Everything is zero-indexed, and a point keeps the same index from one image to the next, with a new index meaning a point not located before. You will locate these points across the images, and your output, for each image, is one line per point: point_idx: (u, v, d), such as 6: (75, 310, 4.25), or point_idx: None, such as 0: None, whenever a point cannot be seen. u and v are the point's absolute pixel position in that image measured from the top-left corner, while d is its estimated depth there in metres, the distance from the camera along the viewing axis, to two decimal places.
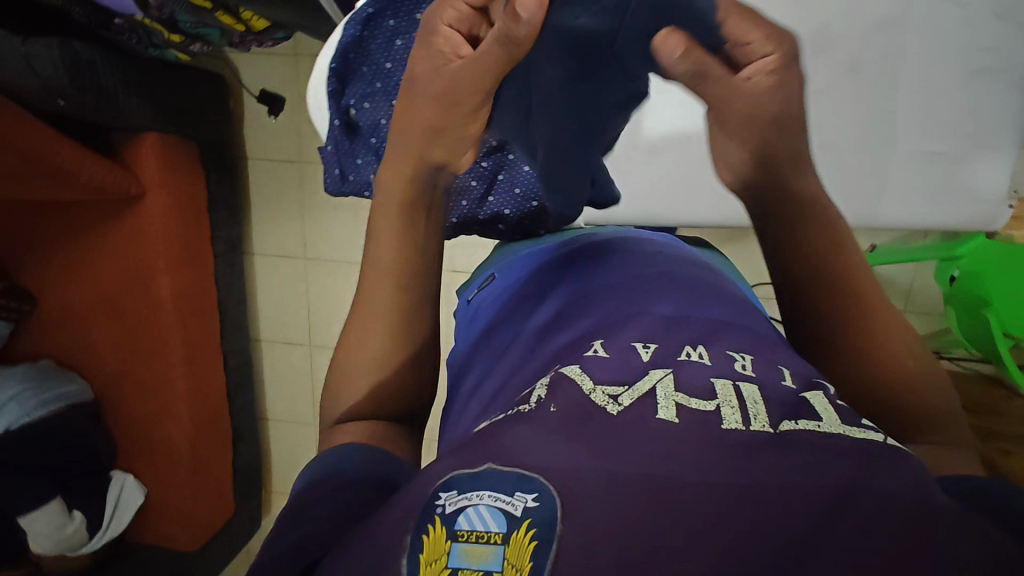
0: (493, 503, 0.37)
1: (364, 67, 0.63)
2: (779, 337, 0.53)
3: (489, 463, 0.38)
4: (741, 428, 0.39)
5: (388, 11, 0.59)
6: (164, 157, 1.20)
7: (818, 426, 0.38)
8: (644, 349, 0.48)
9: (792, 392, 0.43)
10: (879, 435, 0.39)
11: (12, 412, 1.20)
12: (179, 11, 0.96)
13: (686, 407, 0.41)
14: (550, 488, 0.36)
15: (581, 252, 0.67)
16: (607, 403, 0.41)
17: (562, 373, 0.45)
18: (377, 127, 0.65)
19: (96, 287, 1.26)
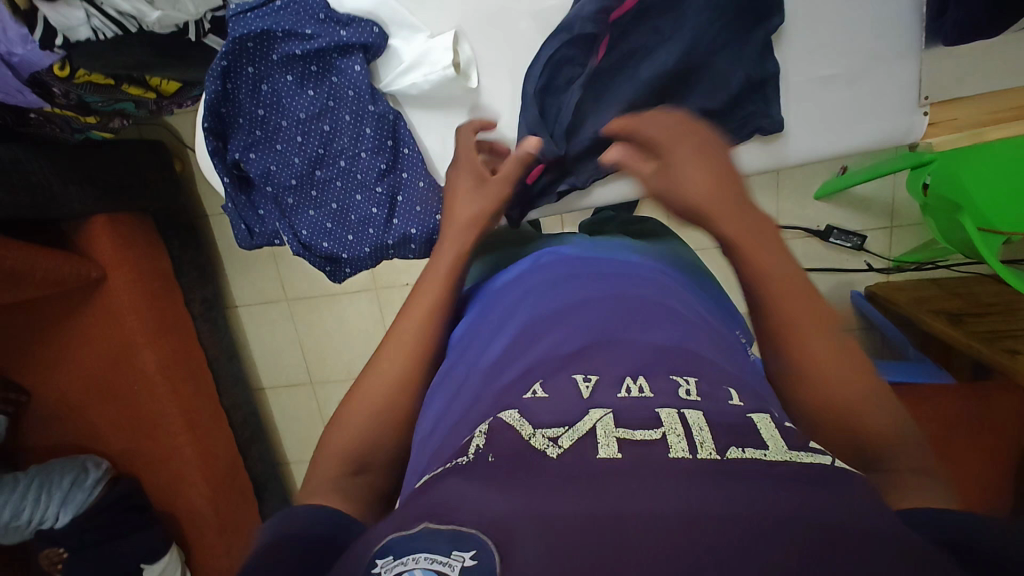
0: (430, 567, 0.31)
1: (240, 119, 0.66)
2: (683, 314, 0.52)
3: (426, 521, 0.33)
4: (687, 458, 0.35)
5: (244, 60, 0.64)
6: (117, 238, 1.22)
7: (765, 456, 0.34)
8: (585, 383, 0.43)
9: (738, 412, 0.39)
10: (827, 458, 0.36)
11: (73, 499, 1.25)
12: (86, 94, 0.96)
13: (629, 440, 0.36)
14: (489, 545, 0.31)
15: (531, 274, 0.62)
16: (546, 446, 0.36)
17: (500, 420, 0.40)
18: (268, 175, 0.68)
19: (84, 374, 1.28)
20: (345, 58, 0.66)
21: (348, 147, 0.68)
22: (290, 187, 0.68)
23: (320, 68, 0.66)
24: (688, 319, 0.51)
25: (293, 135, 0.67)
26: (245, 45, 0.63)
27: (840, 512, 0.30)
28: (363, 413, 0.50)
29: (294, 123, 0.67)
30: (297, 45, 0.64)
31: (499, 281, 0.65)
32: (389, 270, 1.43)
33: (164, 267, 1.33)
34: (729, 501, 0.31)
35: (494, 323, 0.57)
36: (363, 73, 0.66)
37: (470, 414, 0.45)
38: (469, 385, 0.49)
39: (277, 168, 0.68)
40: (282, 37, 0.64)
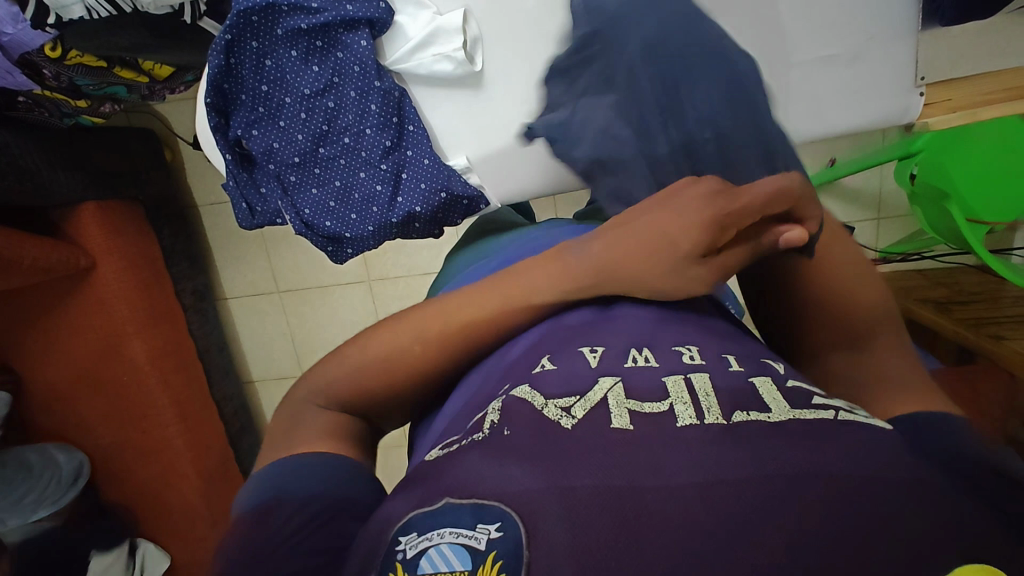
0: (455, 540, 0.32)
1: (243, 95, 0.66)
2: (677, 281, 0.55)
3: (446, 497, 0.34)
4: (696, 425, 0.35)
5: (248, 34, 0.63)
6: (104, 222, 1.20)
7: (769, 418, 0.35)
8: (592, 353, 0.43)
9: (740, 378, 0.40)
10: (829, 411, 0.36)
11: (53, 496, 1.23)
12: (78, 76, 0.95)
13: (638, 412, 0.36)
14: (512, 515, 0.32)
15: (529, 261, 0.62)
16: (561, 416, 0.37)
17: (512, 396, 0.40)
18: (270, 153, 0.68)
19: (73, 364, 1.25)
20: (351, 34, 0.66)
21: (353, 124, 0.68)
22: (293, 164, 0.68)
23: (325, 44, 0.66)
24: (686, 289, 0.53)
25: (296, 112, 0.67)
26: (250, 19, 0.63)
27: (855, 472, 0.31)
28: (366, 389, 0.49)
29: (298, 99, 0.66)
30: (303, 19, 0.64)
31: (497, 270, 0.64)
32: (382, 265, 1.43)
33: (152, 253, 1.30)
34: (735, 468, 0.32)
35: None
36: (369, 49, 0.66)
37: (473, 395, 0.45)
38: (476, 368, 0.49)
39: (280, 146, 0.67)
40: (287, 11, 0.64)
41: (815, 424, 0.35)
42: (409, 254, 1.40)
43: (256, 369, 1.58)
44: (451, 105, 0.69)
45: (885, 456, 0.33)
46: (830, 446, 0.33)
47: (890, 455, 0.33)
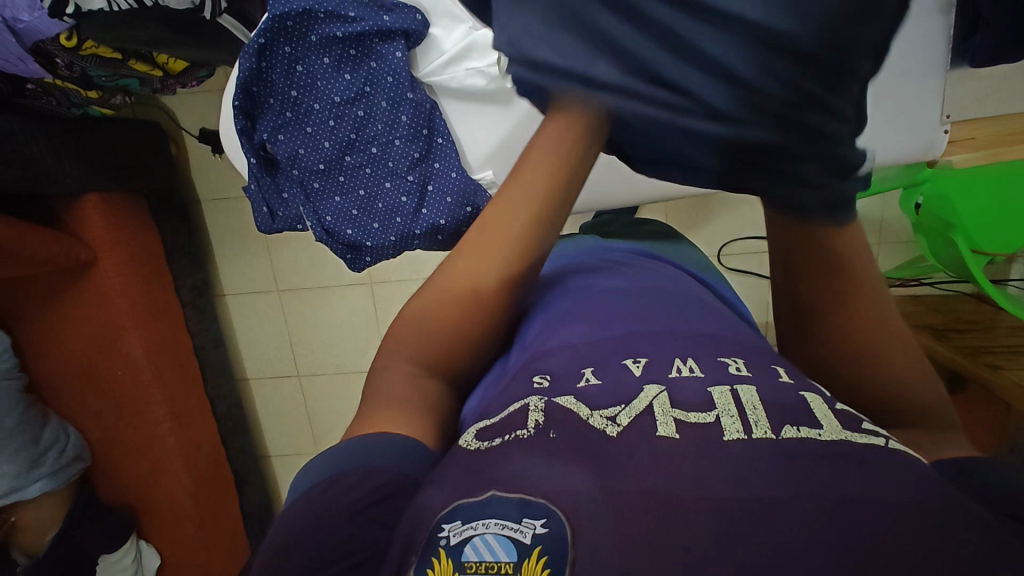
0: (500, 532, 0.32)
1: (271, 99, 0.66)
2: (710, 302, 0.56)
3: (492, 489, 0.34)
4: (743, 440, 0.35)
5: (281, 39, 0.63)
6: (110, 217, 1.18)
7: (822, 436, 0.35)
8: (635, 363, 0.44)
9: (791, 393, 0.40)
10: (880, 438, 0.36)
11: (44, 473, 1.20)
12: (90, 67, 0.93)
13: (685, 421, 0.37)
14: (557, 513, 0.32)
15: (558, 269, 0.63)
16: (606, 425, 0.37)
17: (557, 402, 0.40)
18: (295, 158, 0.67)
19: (68, 355, 1.23)
20: (386, 45, 0.65)
21: (382, 134, 0.67)
22: (317, 171, 0.68)
23: (359, 53, 0.65)
24: (723, 312, 0.54)
25: (324, 119, 0.66)
26: (284, 25, 0.62)
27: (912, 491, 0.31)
28: None
29: (328, 106, 0.66)
30: (339, 27, 0.63)
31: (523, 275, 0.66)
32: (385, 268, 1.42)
33: (155, 248, 1.29)
34: (786, 481, 0.31)
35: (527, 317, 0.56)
36: (404, 59, 0.65)
37: (509, 391, 0.44)
38: (512, 367, 0.49)
39: (305, 152, 0.67)
40: (323, 18, 0.62)
41: (866, 447, 0.34)
42: (413, 258, 1.40)
43: (251, 366, 1.56)
44: (484, 124, 0.68)
45: (939, 482, 0.32)
46: (885, 470, 0.32)
47: (937, 479, 0.33)
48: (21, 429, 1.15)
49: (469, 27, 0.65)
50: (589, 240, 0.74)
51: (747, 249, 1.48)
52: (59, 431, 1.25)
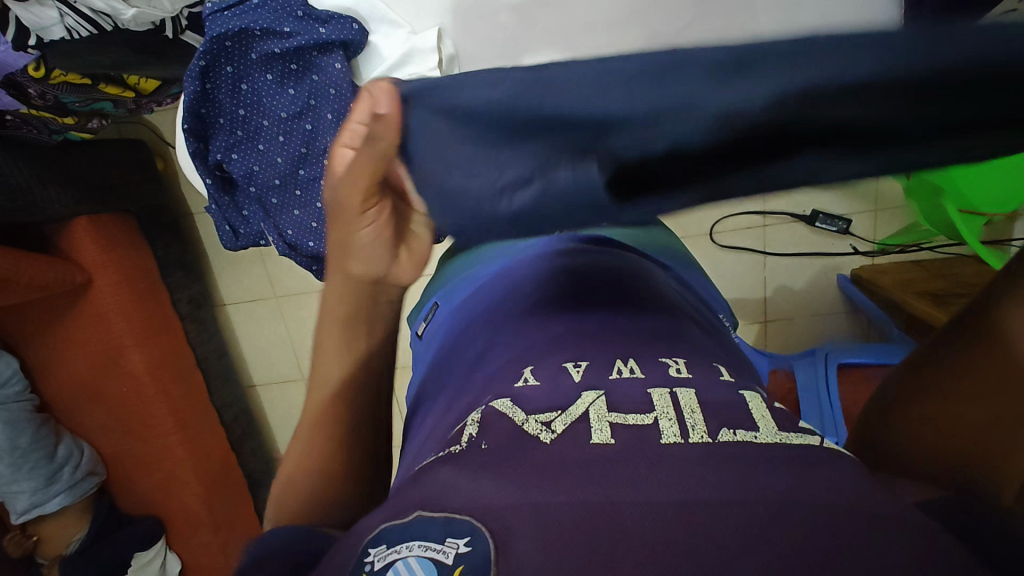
0: (423, 553, 0.33)
1: (221, 119, 0.68)
2: (652, 293, 0.59)
3: (419, 510, 0.35)
4: (680, 443, 0.36)
5: (222, 59, 0.65)
6: (100, 238, 1.20)
7: (757, 439, 0.36)
8: (575, 368, 0.46)
9: (734, 395, 0.42)
10: (815, 439, 0.38)
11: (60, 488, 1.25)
12: (62, 94, 0.95)
13: (621, 425, 0.38)
14: (482, 530, 0.33)
15: (515, 270, 0.66)
16: (540, 432, 0.38)
17: (492, 408, 0.42)
18: (251, 176, 0.70)
19: (75, 375, 1.27)
20: (325, 56, 0.66)
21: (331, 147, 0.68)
22: (274, 186, 0.70)
23: (300, 67, 0.67)
24: (663, 304, 0.57)
25: (274, 134, 0.68)
26: (224, 45, 0.64)
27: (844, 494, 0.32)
28: None
29: (275, 122, 0.68)
30: (276, 43, 0.65)
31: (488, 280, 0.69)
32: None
33: (149, 266, 1.32)
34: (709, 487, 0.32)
35: (490, 325, 0.59)
36: (343, 69, 0.65)
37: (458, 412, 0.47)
38: (471, 374, 0.53)
39: (260, 169, 0.70)
40: (259, 35, 0.65)
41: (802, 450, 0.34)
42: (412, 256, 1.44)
43: (257, 373, 1.59)
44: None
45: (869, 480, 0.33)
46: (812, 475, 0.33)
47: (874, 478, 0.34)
48: (34, 446, 1.20)
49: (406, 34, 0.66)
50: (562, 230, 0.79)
51: (741, 226, 1.49)
52: (72, 447, 1.29)
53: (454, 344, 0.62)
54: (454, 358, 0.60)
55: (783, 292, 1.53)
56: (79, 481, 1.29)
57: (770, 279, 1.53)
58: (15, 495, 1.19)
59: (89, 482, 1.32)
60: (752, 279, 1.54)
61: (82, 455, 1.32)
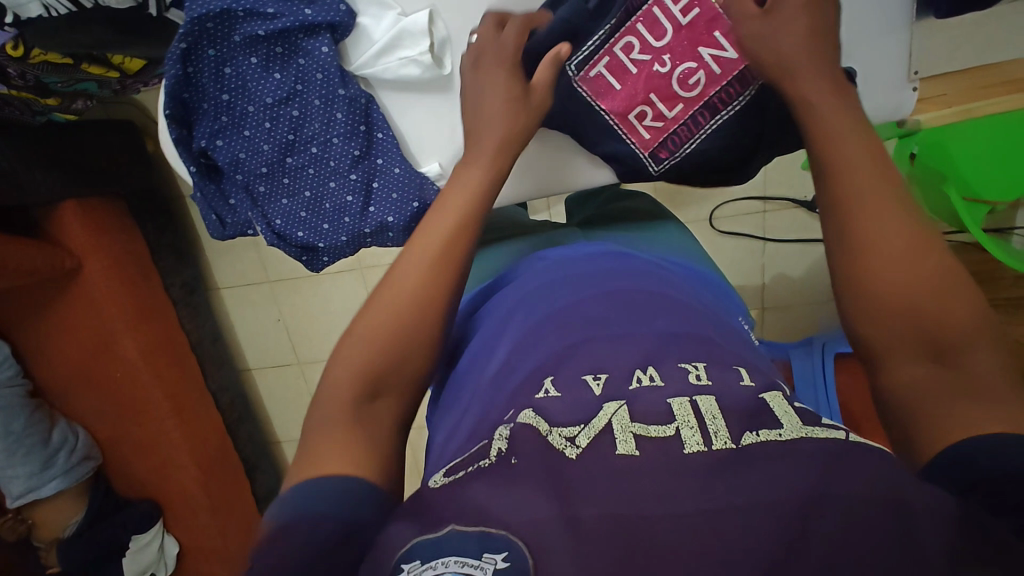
0: (459, 570, 0.35)
1: (204, 104, 0.66)
2: (660, 296, 0.58)
3: (452, 524, 0.37)
4: (704, 451, 0.39)
5: (204, 42, 0.63)
6: (88, 221, 1.18)
7: (781, 437, 0.39)
8: (595, 380, 0.47)
9: (752, 396, 0.44)
10: (840, 433, 0.40)
11: (55, 473, 1.24)
12: (43, 74, 0.92)
13: (645, 437, 0.40)
14: (518, 545, 0.35)
15: (526, 281, 0.66)
16: (565, 447, 0.40)
17: (520, 422, 0.43)
18: (237, 163, 0.68)
19: (71, 362, 1.25)
20: (311, 39, 0.65)
21: (319, 134, 0.68)
22: (260, 174, 0.68)
23: (285, 50, 0.66)
24: (668, 301, 0.57)
25: (260, 121, 0.67)
26: (205, 27, 0.62)
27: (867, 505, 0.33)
28: (376, 368, 0.48)
29: (261, 108, 0.66)
30: (260, 25, 0.63)
31: (500, 291, 0.68)
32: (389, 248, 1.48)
33: (140, 250, 1.29)
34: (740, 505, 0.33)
35: (506, 338, 0.58)
36: (331, 54, 0.65)
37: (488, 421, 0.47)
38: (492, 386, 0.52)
39: (246, 156, 0.68)
40: (242, 17, 0.63)
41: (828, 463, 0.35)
42: None
43: (252, 357, 1.58)
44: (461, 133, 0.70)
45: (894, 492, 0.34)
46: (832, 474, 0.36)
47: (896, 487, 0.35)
48: (28, 433, 1.19)
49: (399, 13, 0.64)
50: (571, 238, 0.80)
51: (741, 212, 1.48)
52: (66, 432, 1.27)
53: (471, 358, 0.61)
54: (471, 368, 0.58)
55: (780, 279, 1.52)
56: (75, 465, 1.28)
57: (769, 265, 1.52)
58: (10, 479, 1.17)
59: (84, 466, 1.31)
60: (751, 265, 1.52)
61: (77, 440, 1.31)
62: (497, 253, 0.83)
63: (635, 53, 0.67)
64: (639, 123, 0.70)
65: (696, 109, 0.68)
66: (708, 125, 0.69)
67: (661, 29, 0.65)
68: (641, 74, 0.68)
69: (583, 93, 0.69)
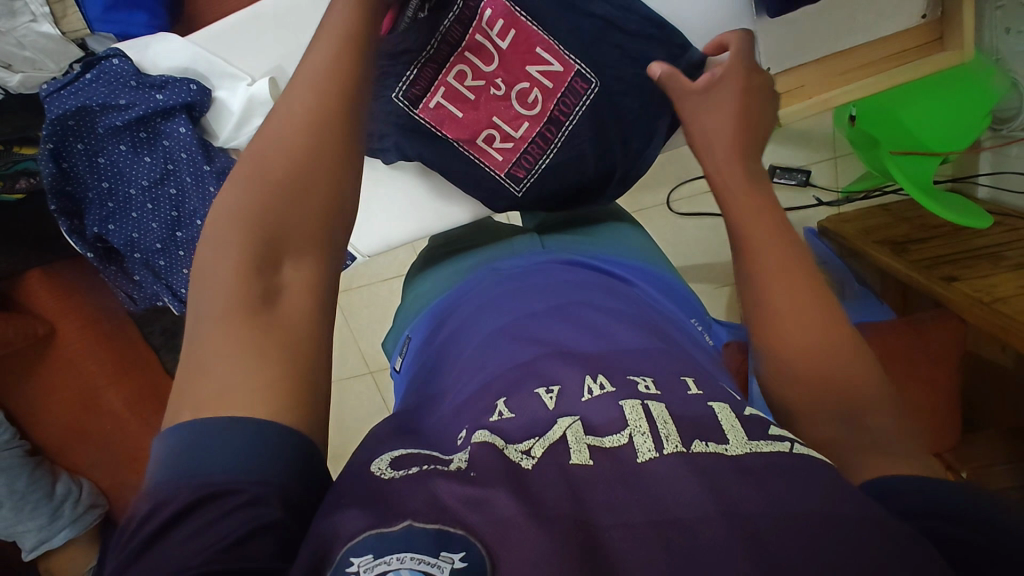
0: (416, 567, 0.37)
1: (91, 194, 0.95)
2: (584, 307, 0.63)
3: (409, 520, 0.38)
4: (655, 457, 0.41)
5: (72, 139, 0.91)
6: (57, 290, 1.24)
7: (728, 451, 0.41)
8: (548, 394, 0.50)
9: (697, 405, 0.47)
10: (784, 443, 0.43)
11: (62, 522, 1.32)
12: None
13: (597, 448, 0.43)
14: (477, 546, 0.37)
15: (476, 297, 0.72)
16: (522, 459, 0.43)
17: (477, 442, 0.44)
18: (130, 239, 0.99)
19: (62, 418, 1.31)
20: (170, 121, 0.91)
21: (197, 207, 0.95)
22: (155, 247, 0.99)
23: (147, 134, 0.92)
24: (587, 313, 0.62)
25: (137, 200, 0.96)
26: (68, 126, 0.89)
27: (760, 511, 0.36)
28: None
29: (140, 189, 0.95)
30: (116, 117, 0.90)
31: (458, 304, 0.74)
32: (368, 268, 1.55)
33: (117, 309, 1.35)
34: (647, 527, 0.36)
35: (457, 355, 0.63)
36: (187, 133, 0.91)
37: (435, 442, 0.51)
38: (440, 406, 0.56)
39: (137, 233, 0.98)
40: (100, 112, 0.89)
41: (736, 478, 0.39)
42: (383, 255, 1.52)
43: None
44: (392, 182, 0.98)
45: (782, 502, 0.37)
46: (772, 481, 0.38)
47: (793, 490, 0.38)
48: (31, 489, 1.27)
49: (245, 86, 0.88)
50: (529, 243, 0.83)
51: (698, 190, 1.47)
52: (70, 483, 1.34)
53: (426, 374, 0.66)
54: (429, 381, 0.63)
55: None
56: (81, 513, 1.35)
57: None
58: (23, 533, 1.29)
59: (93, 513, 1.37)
60: (717, 243, 1.50)
61: (83, 488, 1.37)
62: (454, 259, 0.90)
63: (467, 80, 0.85)
64: (489, 146, 0.89)
65: (538, 126, 0.88)
66: (555, 138, 0.88)
67: (488, 57, 0.84)
68: (474, 100, 0.86)
69: (427, 122, 0.87)
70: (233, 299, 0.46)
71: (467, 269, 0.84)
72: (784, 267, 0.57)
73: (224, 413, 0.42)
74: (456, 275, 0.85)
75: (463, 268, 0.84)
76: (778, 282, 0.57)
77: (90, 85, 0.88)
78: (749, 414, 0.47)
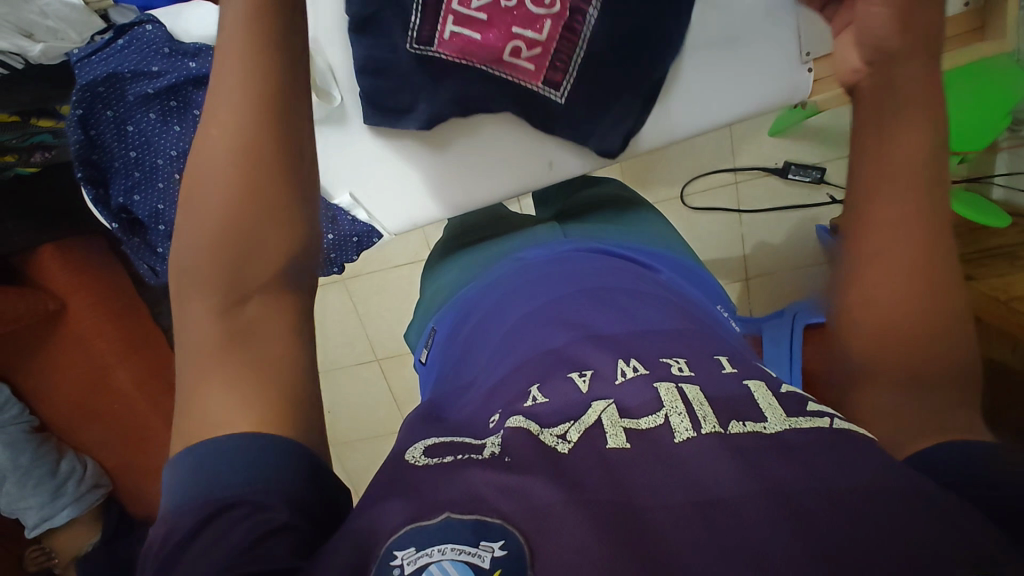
0: (457, 557, 0.37)
1: (116, 163, 0.93)
2: (611, 293, 0.63)
3: (447, 512, 0.38)
4: (693, 438, 0.41)
5: (102, 106, 0.90)
6: (70, 266, 1.23)
7: (766, 429, 0.41)
8: (581, 377, 0.50)
9: (732, 386, 0.46)
10: (824, 419, 0.43)
11: (65, 501, 1.32)
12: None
13: (634, 430, 0.43)
14: (515, 535, 0.37)
15: (501, 285, 0.72)
16: (557, 443, 0.43)
17: (510, 427, 0.44)
18: (154, 211, 0.95)
19: (67, 395, 1.31)
20: (198, 90, 0.89)
21: None
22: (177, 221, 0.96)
23: (178, 103, 0.91)
24: (615, 298, 0.62)
25: (163, 169, 0.93)
26: (98, 92, 0.89)
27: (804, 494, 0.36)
28: None
29: (166, 158, 0.93)
30: (148, 84, 0.89)
31: (483, 292, 0.74)
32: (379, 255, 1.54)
33: (128, 287, 1.34)
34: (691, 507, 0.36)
35: (486, 341, 0.63)
36: None
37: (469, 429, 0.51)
38: (474, 390, 0.57)
39: (160, 205, 0.95)
40: (131, 79, 0.89)
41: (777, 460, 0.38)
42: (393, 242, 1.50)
43: None
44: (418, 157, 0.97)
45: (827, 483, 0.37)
46: (814, 464, 0.38)
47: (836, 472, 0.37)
48: (36, 465, 1.27)
49: None
50: (550, 233, 0.83)
51: (713, 185, 1.46)
52: (75, 461, 1.35)
53: (455, 361, 0.66)
54: (459, 370, 0.63)
55: (763, 248, 1.49)
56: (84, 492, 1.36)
57: (748, 235, 1.49)
58: (24, 510, 1.27)
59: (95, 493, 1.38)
60: (729, 238, 1.50)
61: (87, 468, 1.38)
62: (477, 247, 0.90)
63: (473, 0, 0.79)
64: (518, 58, 0.83)
65: (561, 20, 0.80)
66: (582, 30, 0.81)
67: None
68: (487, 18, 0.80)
69: (447, 56, 0.83)
70: (260, 287, 0.47)
71: (489, 258, 0.83)
72: (893, 215, 0.49)
73: (253, 420, 0.43)
74: (479, 263, 0.84)
75: (484, 259, 0.84)
76: (886, 220, 0.49)
77: (121, 51, 0.88)
78: (785, 392, 0.46)
